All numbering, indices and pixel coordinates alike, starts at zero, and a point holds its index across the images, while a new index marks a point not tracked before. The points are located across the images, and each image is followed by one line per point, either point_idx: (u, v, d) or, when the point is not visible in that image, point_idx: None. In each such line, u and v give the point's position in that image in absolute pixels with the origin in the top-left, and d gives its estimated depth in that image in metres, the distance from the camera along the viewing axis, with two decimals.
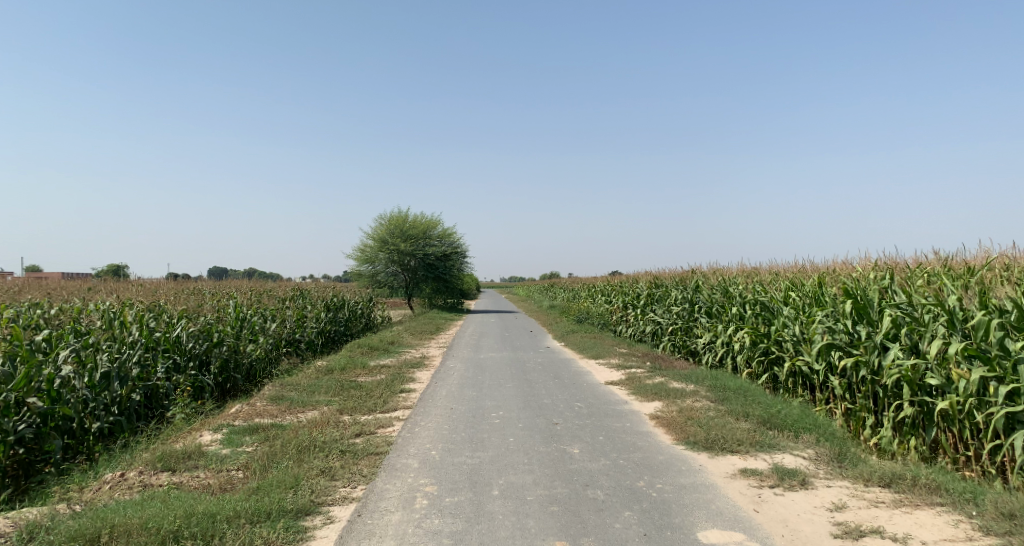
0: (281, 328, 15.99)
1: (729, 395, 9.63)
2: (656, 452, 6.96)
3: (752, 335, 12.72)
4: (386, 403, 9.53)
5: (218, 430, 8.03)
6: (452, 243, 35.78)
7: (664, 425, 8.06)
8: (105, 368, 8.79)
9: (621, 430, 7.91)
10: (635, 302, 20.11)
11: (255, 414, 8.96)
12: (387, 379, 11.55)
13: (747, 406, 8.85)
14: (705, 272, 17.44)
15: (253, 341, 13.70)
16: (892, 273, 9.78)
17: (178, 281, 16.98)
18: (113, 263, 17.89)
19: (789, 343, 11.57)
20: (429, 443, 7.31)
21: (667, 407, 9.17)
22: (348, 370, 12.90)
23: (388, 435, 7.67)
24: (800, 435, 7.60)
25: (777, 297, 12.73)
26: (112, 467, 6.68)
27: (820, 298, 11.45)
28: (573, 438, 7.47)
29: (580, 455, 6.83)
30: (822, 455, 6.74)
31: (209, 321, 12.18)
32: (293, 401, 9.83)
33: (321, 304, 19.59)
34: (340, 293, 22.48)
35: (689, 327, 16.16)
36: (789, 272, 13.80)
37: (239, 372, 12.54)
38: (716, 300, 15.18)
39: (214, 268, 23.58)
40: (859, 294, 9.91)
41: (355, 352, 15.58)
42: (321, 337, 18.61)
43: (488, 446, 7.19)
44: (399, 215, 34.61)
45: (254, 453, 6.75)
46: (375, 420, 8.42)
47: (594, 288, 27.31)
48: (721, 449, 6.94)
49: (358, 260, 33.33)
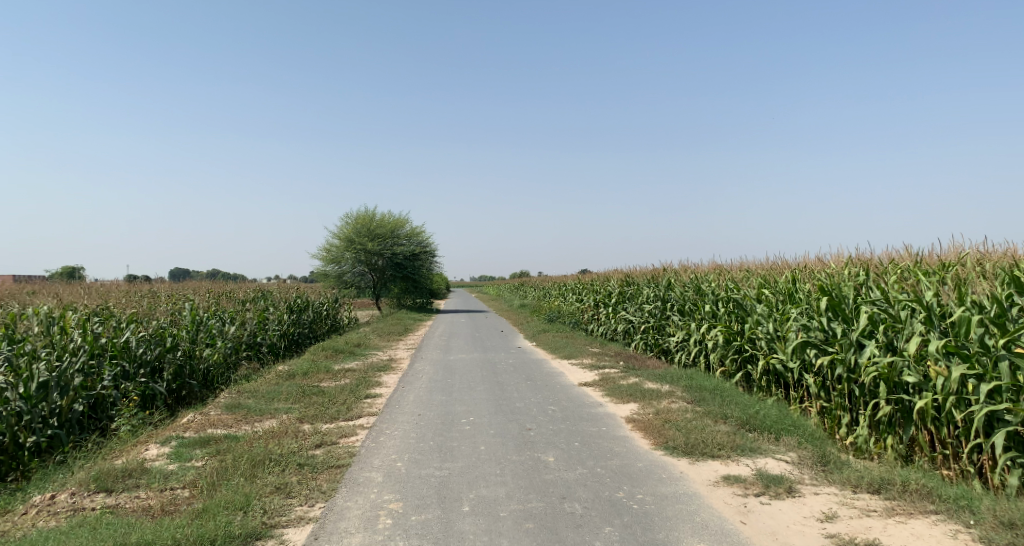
0: (241, 331, 15.38)
1: (705, 395, 9.34)
2: (634, 459, 6.61)
3: (725, 334, 12.51)
4: (350, 410, 9.07)
5: (166, 443, 7.52)
6: (420, 242, 35.23)
7: (640, 429, 7.73)
8: (42, 377, 8.24)
9: (597, 435, 7.55)
10: (606, 301, 19.85)
11: (207, 425, 8.44)
12: (352, 384, 11.07)
13: (724, 407, 8.58)
14: (677, 269, 17.24)
15: (210, 345, 13.11)
16: (866, 269, 9.58)
17: (131, 283, 16.26)
18: (67, 265, 17.12)
19: (762, 341, 11.37)
20: (395, 454, 6.88)
21: (643, 409, 8.86)
22: (310, 375, 12.38)
23: (350, 446, 7.21)
24: (781, 437, 7.32)
25: (750, 294, 12.51)
26: (43, 487, 6.17)
27: (794, 295, 11.22)
28: (548, 445, 7.09)
29: (556, 464, 6.46)
30: (805, 458, 6.45)
31: (161, 324, 11.57)
32: (250, 410, 9.32)
33: (283, 306, 18.97)
34: (303, 294, 21.86)
35: (662, 325, 15.93)
36: (762, 269, 13.59)
37: (194, 378, 11.96)
38: (688, 297, 14.93)
39: (174, 270, 22.76)
40: (833, 291, 9.70)
41: (318, 355, 15.04)
42: (283, 340, 18.01)
43: (458, 455, 6.79)
44: (366, 214, 33.95)
45: (202, 468, 6.26)
46: (337, 429, 7.95)
47: (564, 286, 27.02)
48: (702, 454, 6.62)
49: (324, 260, 32.59)
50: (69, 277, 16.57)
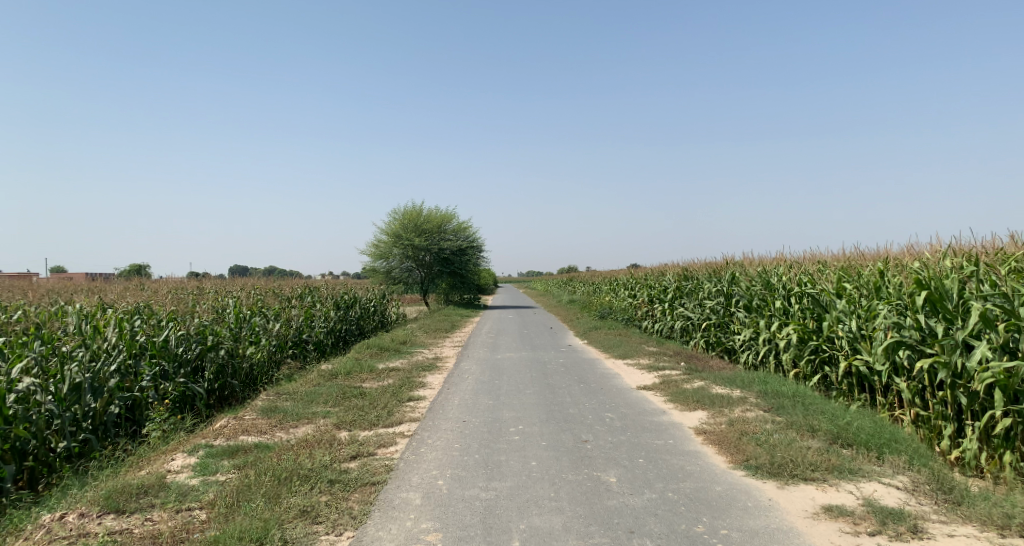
0: (287, 328, 14.88)
1: (785, 403, 8.35)
2: (711, 480, 5.71)
3: (799, 332, 11.41)
4: (391, 415, 8.36)
5: (194, 452, 6.92)
6: (469, 237, 34.60)
7: (714, 443, 6.82)
8: (74, 379, 7.74)
9: (663, 450, 6.66)
10: (662, 296, 18.82)
11: (240, 432, 7.83)
12: (395, 385, 10.38)
13: (809, 418, 7.57)
14: (741, 263, 16.10)
15: (254, 343, 12.58)
16: (976, 259, 8.39)
17: (179, 278, 15.92)
18: (133, 263, 16.98)
19: (844, 340, 10.28)
20: (436, 470, 6.10)
21: (714, 418, 7.91)
22: (354, 375, 11.75)
23: (389, 459, 6.48)
24: (883, 456, 6.31)
25: (827, 288, 11.37)
26: (57, 503, 5.61)
27: (881, 289, 10.07)
28: (608, 462, 6.22)
29: (619, 486, 5.61)
30: (920, 484, 5.45)
31: (202, 322, 11.05)
32: (286, 414, 8.69)
33: (330, 303, 18.44)
34: (351, 291, 21.36)
35: (725, 323, 14.89)
36: (839, 262, 12.43)
37: (236, 377, 11.42)
38: (756, 293, 13.83)
39: (232, 267, 22.57)
40: (933, 284, 8.55)
41: (363, 353, 14.44)
42: (330, 337, 17.50)
43: (506, 473, 5.97)
44: (414, 209, 33.43)
45: (224, 485, 5.61)
46: (376, 438, 7.24)
47: (615, 281, 26.06)
48: (792, 476, 5.67)
49: (372, 256, 32.18)
50: (125, 273, 16.36)
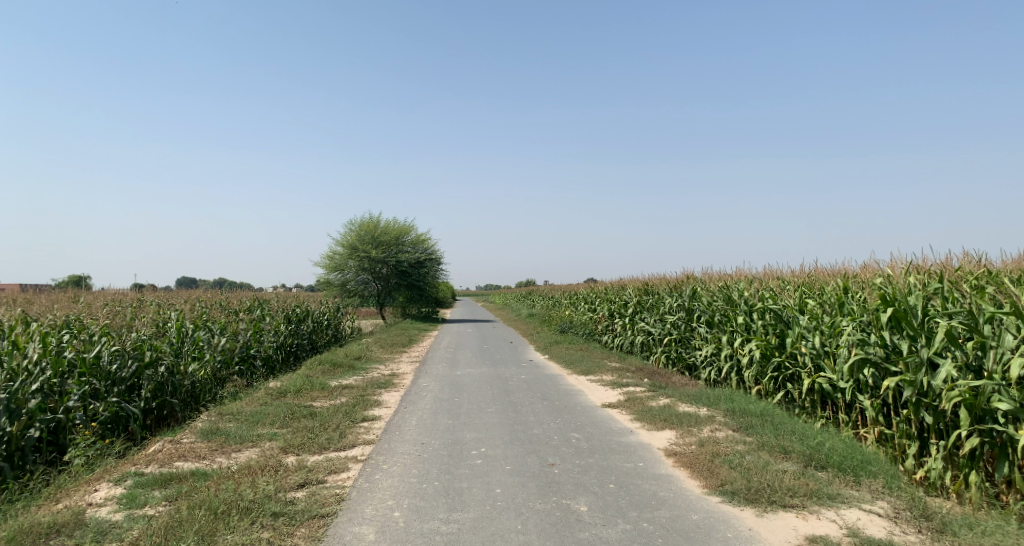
0: (233, 343, 14.17)
1: (753, 422, 8.11)
2: (687, 508, 5.39)
3: (762, 348, 11.23)
4: (343, 437, 7.83)
5: (121, 481, 6.34)
6: (427, 249, 34.04)
7: (685, 466, 6.50)
8: None
9: (634, 474, 6.31)
10: (623, 311, 18.61)
11: (175, 457, 7.24)
12: (348, 404, 9.84)
13: (780, 439, 7.31)
14: (702, 278, 15.96)
15: (196, 359, 11.88)
16: (940, 276, 8.26)
17: (118, 290, 15.07)
18: (74, 273, 16.08)
19: (807, 357, 10.12)
20: (392, 500, 5.63)
21: (683, 438, 7.60)
22: (304, 393, 11.16)
23: (340, 487, 6.00)
24: (859, 479, 6.07)
25: (790, 304, 11.22)
26: None
27: (845, 305, 9.94)
28: (577, 489, 5.83)
29: (590, 515, 5.24)
30: (901, 510, 5.21)
31: (140, 337, 10.36)
32: (228, 436, 8.10)
33: (281, 316, 17.73)
34: (304, 304, 20.66)
35: (686, 338, 14.69)
36: (801, 277, 12.32)
37: (177, 396, 10.74)
38: (717, 308, 13.66)
39: (182, 278, 21.67)
40: (898, 300, 8.41)
41: (315, 370, 13.82)
42: (280, 352, 16.80)
43: (469, 502, 5.53)
44: (370, 220, 32.76)
45: (151, 521, 5.09)
46: (327, 463, 6.75)
47: (575, 295, 25.83)
48: (770, 503, 5.37)
49: (327, 268, 31.40)
50: (65, 284, 15.49)
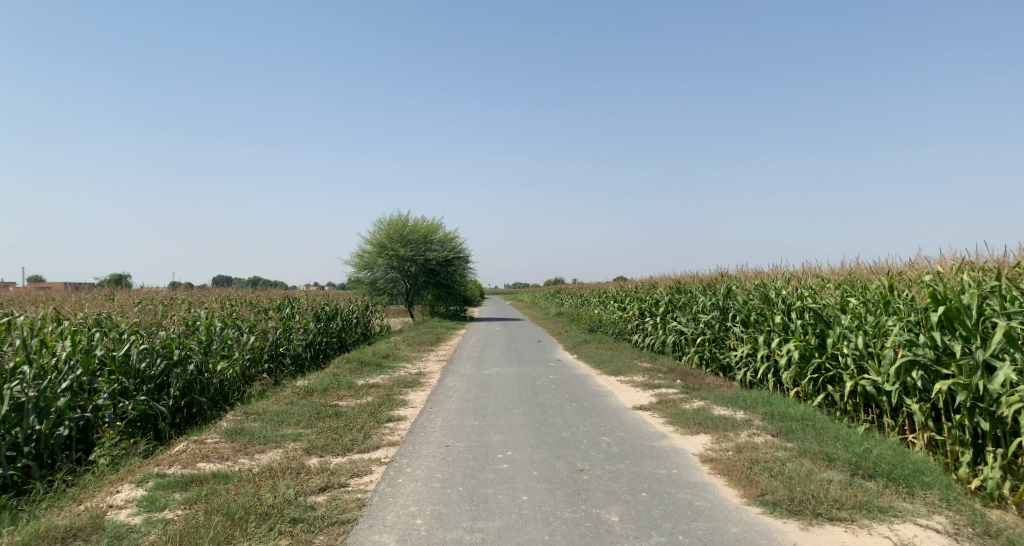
0: (262, 341, 14.10)
1: (794, 427, 7.74)
2: (726, 519, 5.08)
3: (801, 349, 10.81)
4: (367, 439, 7.64)
5: (142, 482, 6.21)
6: (455, 248, 33.93)
7: (723, 473, 6.18)
8: (17, 398, 7.01)
9: (668, 481, 6.00)
10: (654, 310, 18.24)
11: (199, 457, 7.11)
12: (374, 403, 9.66)
13: (822, 445, 6.95)
14: (737, 276, 15.53)
15: (226, 357, 11.81)
16: (997, 273, 7.83)
17: (151, 287, 15.09)
18: (114, 272, 16.15)
19: (850, 358, 9.70)
20: (414, 506, 5.40)
21: (720, 443, 7.28)
22: (330, 392, 11.02)
23: (362, 491, 5.80)
24: (910, 490, 5.70)
25: (831, 303, 10.78)
26: None
27: (891, 304, 9.48)
28: (607, 497, 5.54)
29: (622, 526, 4.96)
30: (962, 527, 4.87)
31: (169, 335, 10.28)
32: (252, 437, 7.96)
33: (310, 314, 17.66)
34: (333, 302, 20.61)
35: (721, 337, 14.29)
36: (842, 275, 11.87)
37: (205, 394, 10.66)
38: (753, 307, 13.24)
39: (217, 276, 21.80)
40: (950, 299, 7.97)
41: (343, 368, 13.69)
42: (309, 350, 16.74)
43: (494, 510, 5.28)
44: (399, 219, 32.70)
45: (168, 525, 4.94)
46: (350, 465, 6.56)
47: (604, 294, 25.48)
48: (816, 515, 5.05)
49: (356, 267, 31.42)
50: (101, 282, 15.57)
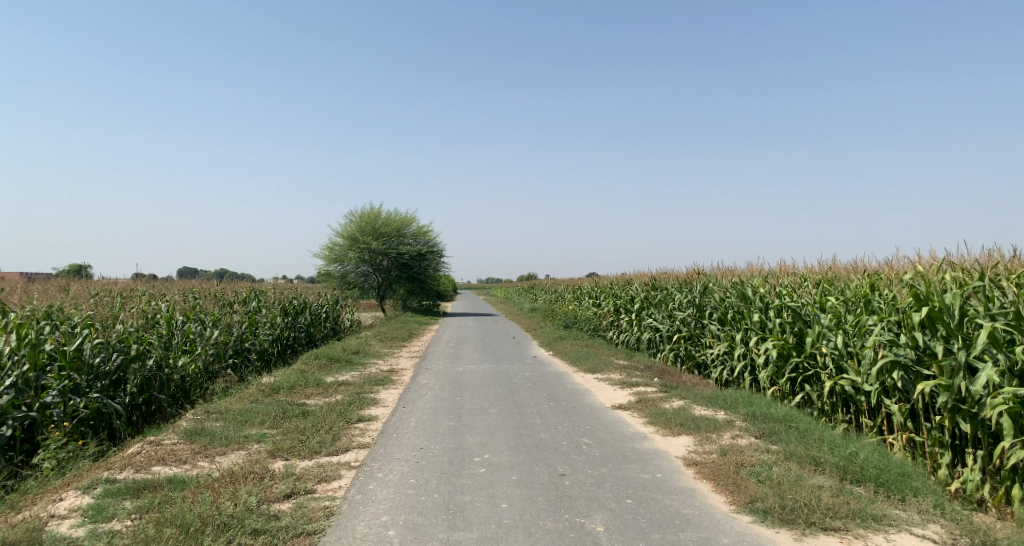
0: (227, 335, 13.57)
1: (777, 429, 7.54)
2: (715, 528, 4.83)
3: (780, 348, 10.65)
4: (336, 440, 7.26)
5: (90, 488, 5.77)
6: (428, 242, 33.48)
7: (709, 478, 5.94)
8: None
9: (653, 487, 5.74)
10: (629, 306, 18.03)
11: (154, 461, 6.66)
12: (343, 402, 9.27)
13: (808, 448, 6.75)
14: (713, 273, 15.36)
15: (187, 353, 11.28)
16: (981, 273, 7.69)
17: (109, 279, 14.47)
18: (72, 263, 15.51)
19: (829, 357, 9.54)
20: (386, 516, 5.06)
21: (702, 446, 7.04)
22: (297, 390, 10.59)
23: (331, 499, 5.45)
24: (899, 496, 5.52)
25: (810, 301, 10.63)
26: None
27: (871, 303, 9.33)
28: (591, 505, 5.26)
29: (608, 538, 4.68)
30: (958, 538, 4.67)
31: (126, 329, 9.76)
32: (213, 438, 7.52)
33: (278, 308, 17.13)
34: (302, 296, 20.08)
35: (697, 335, 14.11)
36: (820, 273, 11.73)
37: (164, 392, 10.16)
38: (730, 304, 13.07)
39: (182, 268, 21.12)
40: (931, 299, 7.83)
41: (311, 364, 13.23)
42: (276, 345, 16.22)
43: (471, 519, 4.97)
44: (371, 212, 32.14)
45: (114, 539, 4.54)
46: (317, 470, 6.18)
47: (578, 290, 25.26)
48: (810, 525, 4.82)
49: (326, 260, 30.78)
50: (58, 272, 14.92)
